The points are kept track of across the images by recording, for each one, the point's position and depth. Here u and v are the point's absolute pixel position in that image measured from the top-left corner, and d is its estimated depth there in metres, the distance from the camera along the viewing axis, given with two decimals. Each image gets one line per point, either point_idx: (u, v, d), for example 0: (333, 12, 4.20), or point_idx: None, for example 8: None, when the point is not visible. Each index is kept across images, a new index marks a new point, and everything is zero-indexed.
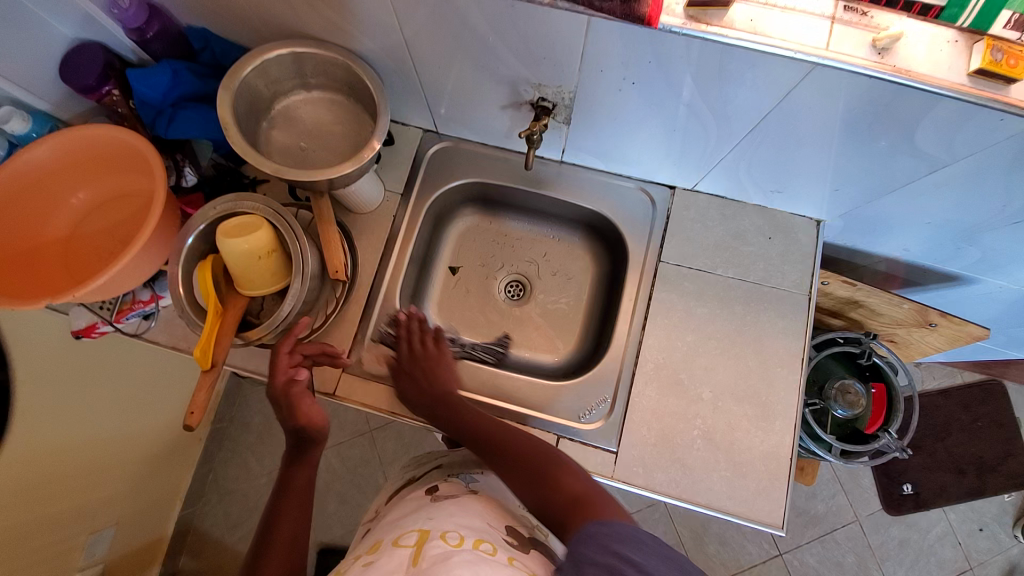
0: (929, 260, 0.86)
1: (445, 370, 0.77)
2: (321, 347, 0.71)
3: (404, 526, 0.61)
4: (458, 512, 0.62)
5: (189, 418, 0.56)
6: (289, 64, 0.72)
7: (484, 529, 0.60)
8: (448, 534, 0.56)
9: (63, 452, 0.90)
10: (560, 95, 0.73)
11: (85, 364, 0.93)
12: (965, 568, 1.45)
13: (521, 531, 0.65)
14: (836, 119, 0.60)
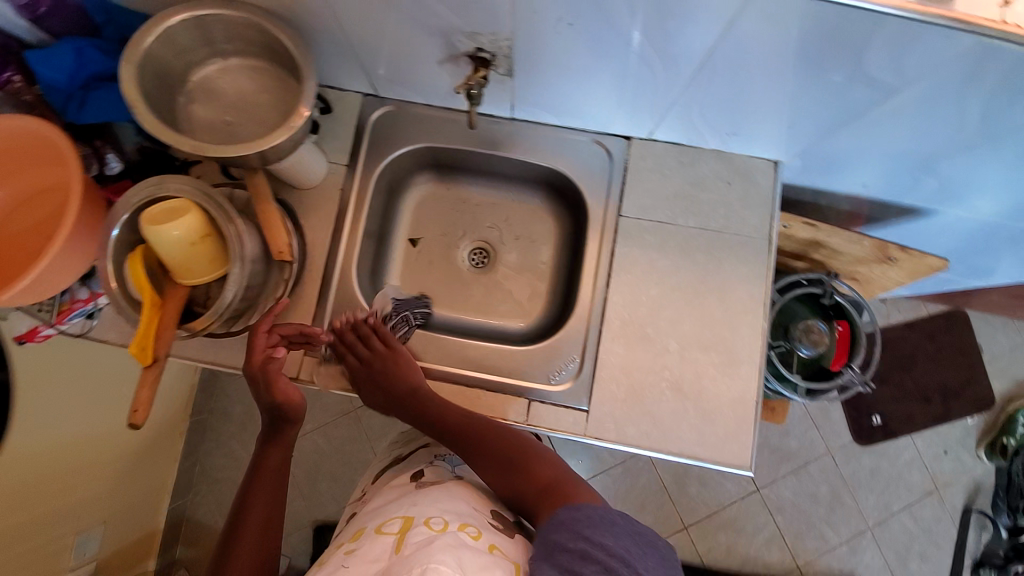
0: (889, 194, 0.85)
1: (395, 365, 0.78)
2: (297, 327, 0.72)
3: (388, 512, 0.64)
4: (443, 497, 0.65)
5: (132, 417, 0.58)
6: (195, 31, 0.65)
7: (467, 514, 0.62)
8: (431, 520, 0.59)
9: (53, 454, 0.97)
10: (497, 45, 0.66)
11: (62, 371, 0.98)
12: (932, 489, 1.55)
13: (506, 515, 0.67)
14: (782, 51, 0.56)
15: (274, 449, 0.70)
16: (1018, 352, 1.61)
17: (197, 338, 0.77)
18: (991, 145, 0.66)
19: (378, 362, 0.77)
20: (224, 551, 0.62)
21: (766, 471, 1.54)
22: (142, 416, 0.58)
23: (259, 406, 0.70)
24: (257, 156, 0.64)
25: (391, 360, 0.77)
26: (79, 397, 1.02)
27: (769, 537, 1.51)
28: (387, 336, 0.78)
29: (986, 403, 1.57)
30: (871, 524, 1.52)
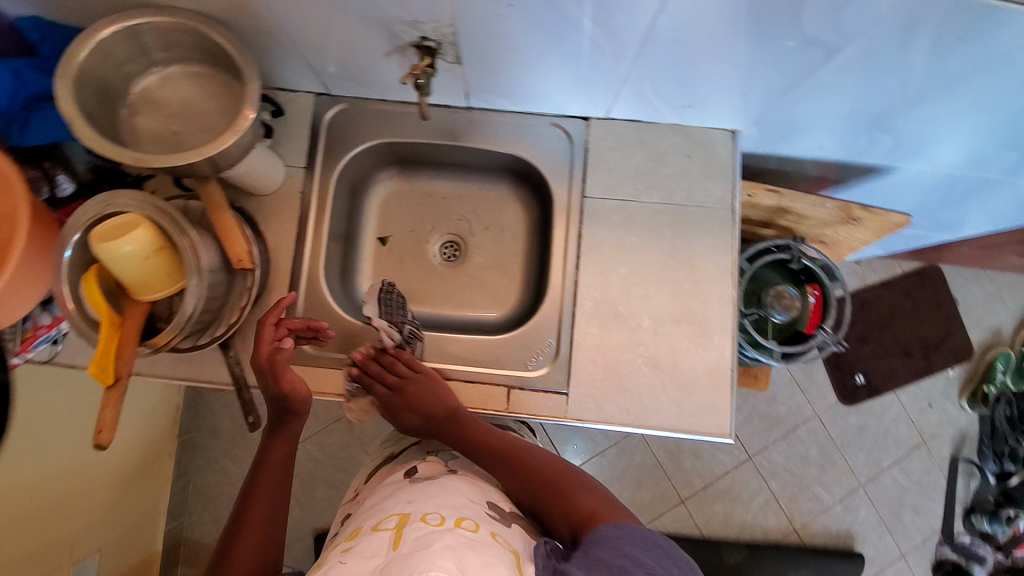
0: (850, 154, 0.86)
1: (422, 390, 0.75)
2: (305, 321, 0.74)
3: (385, 510, 0.59)
4: (439, 493, 0.61)
5: (97, 438, 0.57)
6: (129, 42, 0.63)
7: (465, 507, 0.59)
8: (428, 515, 0.55)
9: (41, 487, 0.96)
10: (440, 32, 0.64)
11: (40, 403, 0.96)
12: (919, 442, 1.58)
13: (501, 505, 0.64)
14: (722, 18, 0.56)
15: (280, 442, 0.69)
16: (992, 301, 1.65)
17: (168, 355, 0.76)
18: (938, 97, 0.67)
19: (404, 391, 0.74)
20: (223, 550, 0.62)
21: (757, 438, 1.57)
22: (107, 437, 0.58)
23: (266, 397, 0.70)
24: (206, 164, 0.63)
25: (418, 385, 0.74)
26: (61, 427, 1.00)
27: (765, 502, 1.54)
28: (411, 362, 0.76)
29: (965, 353, 1.61)
30: (863, 481, 1.56)
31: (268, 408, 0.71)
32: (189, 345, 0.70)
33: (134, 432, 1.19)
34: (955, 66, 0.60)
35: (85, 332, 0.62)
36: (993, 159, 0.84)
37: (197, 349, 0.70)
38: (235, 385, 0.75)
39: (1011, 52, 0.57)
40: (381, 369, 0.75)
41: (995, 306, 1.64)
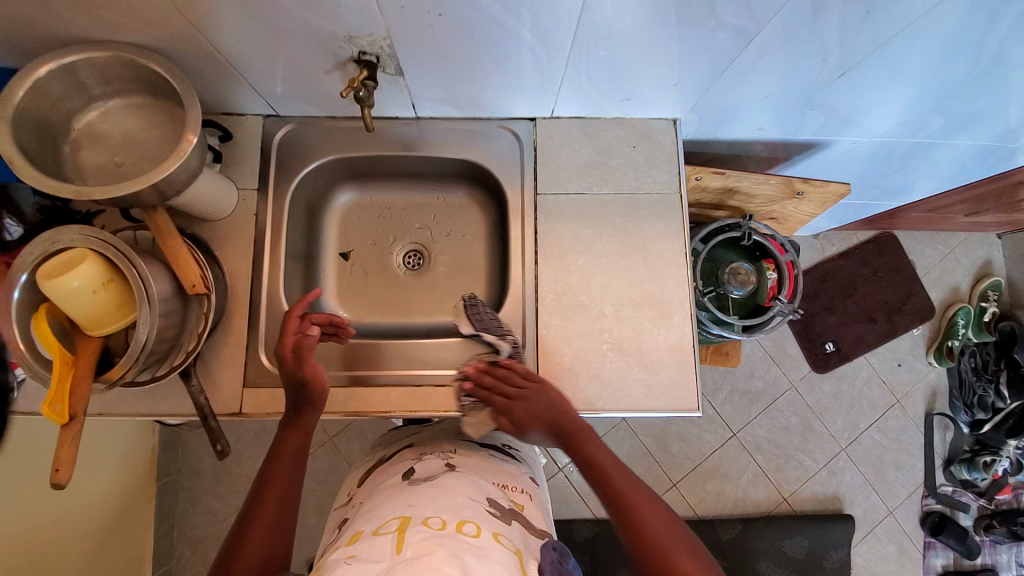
0: (787, 132, 0.90)
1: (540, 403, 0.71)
2: (328, 317, 0.78)
3: (384, 512, 0.53)
4: (439, 494, 0.55)
5: (56, 475, 0.56)
6: (66, 77, 0.62)
7: (468, 508, 0.53)
8: (429, 520, 0.50)
9: (17, 543, 0.93)
10: (377, 45, 0.65)
11: (12, 457, 0.94)
12: (894, 402, 1.64)
13: (501, 502, 0.59)
14: (641, 11, 0.58)
15: (294, 432, 0.68)
16: (946, 261, 1.72)
17: (133, 390, 0.75)
18: (859, 69, 0.70)
19: (518, 403, 0.71)
20: (233, 542, 0.59)
21: (740, 414, 1.61)
22: (65, 475, 0.57)
23: (286, 384, 0.70)
24: (152, 192, 0.63)
25: (537, 399, 0.71)
26: (32, 481, 0.98)
27: (753, 475, 1.58)
28: (527, 374, 0.74)
29: (928, 313, 1.67)
30: (844, 445, 1.61)
31: (286, 394, 0.71)
32: (147, 377, 0.69)
33: (114, 475, 1.18)
34: (870, 38, 0.63)
35: (39, 374, 0.61)
36: (921, 124, 0.88)
37: (155, 381, 0.69)
38: (201, 415, 0.72)
39: (918, 21, 0.60)
40: (498, 380, 0.73)
41: (950, 265, 1.72)
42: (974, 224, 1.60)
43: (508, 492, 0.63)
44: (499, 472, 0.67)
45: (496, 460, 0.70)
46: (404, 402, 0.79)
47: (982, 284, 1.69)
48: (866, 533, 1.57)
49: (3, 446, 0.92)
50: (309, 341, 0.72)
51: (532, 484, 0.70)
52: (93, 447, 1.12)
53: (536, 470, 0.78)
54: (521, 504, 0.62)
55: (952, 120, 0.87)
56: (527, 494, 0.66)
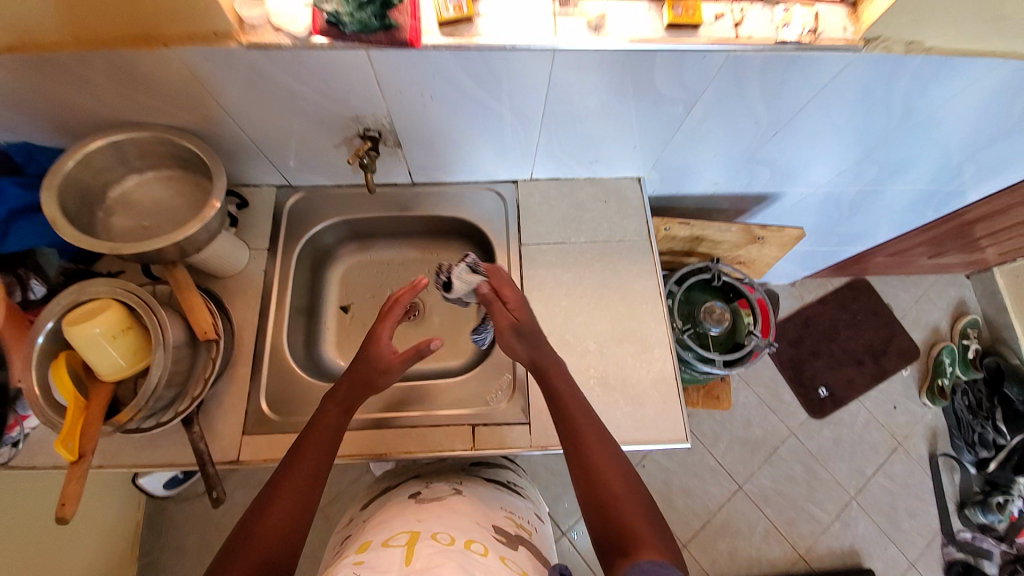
0: (740, 186, 1.02)
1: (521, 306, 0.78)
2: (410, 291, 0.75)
3: (395, 527, 0.57)
4: (447, 515, 0.59)
5: (61, 511, 0.58)
6: (112, 153, 0.73)
7: (474, 530, 0.56)
8: (438, 535, 0.53)
9: None
10: (380, 123, 0.76)
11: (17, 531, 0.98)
12: (896, 445, 1.63)
13: (507, 528, 0.61)
14: (598, 87, 0.70)
15: (334, 406, 0.70)
16: (921, 302, 1.80)
17: (133, 440, 0.77)
18: (788, 129, 0.83)
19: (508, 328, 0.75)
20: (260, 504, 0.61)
21: (743, 465, 1.58)
22: (71, 510, 0.59)
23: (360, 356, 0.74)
24: (174, 248, 0.70)
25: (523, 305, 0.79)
26: (32, 556, 1.01)
27: (765, 531, 1.52)
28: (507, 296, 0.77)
29: (912, 353, 1.72)
30: (853, 492, 1.57)
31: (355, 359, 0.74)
32: (150, 425, 0.72)
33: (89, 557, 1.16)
34: (790, 104, 0.76)
35: (50, 419, 0.64)
36: (858, 173, 1.01)
37: (157, 429, 0.72)
38: (198, 462, 0.74)
39: (824, 89, 0.74)
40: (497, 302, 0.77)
41: (924, 307, 1.80)
42: (939, 266, 1.70)
43: (516, 519, 0.65)
44: (504, 501, 0.69)
45: (503, 492, 0.72)
46: (399, 444, 0.81)
47: (960, 322, 1.75)
48: None
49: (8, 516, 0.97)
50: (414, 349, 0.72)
51: (537, 520, 0.71)
52: (88, 527, 1.16)
53: (541, 508, 0.79)
54: (529, 530, 0.65)
55: (885, 169, 1.00)
56: (534, 526, 0.68)
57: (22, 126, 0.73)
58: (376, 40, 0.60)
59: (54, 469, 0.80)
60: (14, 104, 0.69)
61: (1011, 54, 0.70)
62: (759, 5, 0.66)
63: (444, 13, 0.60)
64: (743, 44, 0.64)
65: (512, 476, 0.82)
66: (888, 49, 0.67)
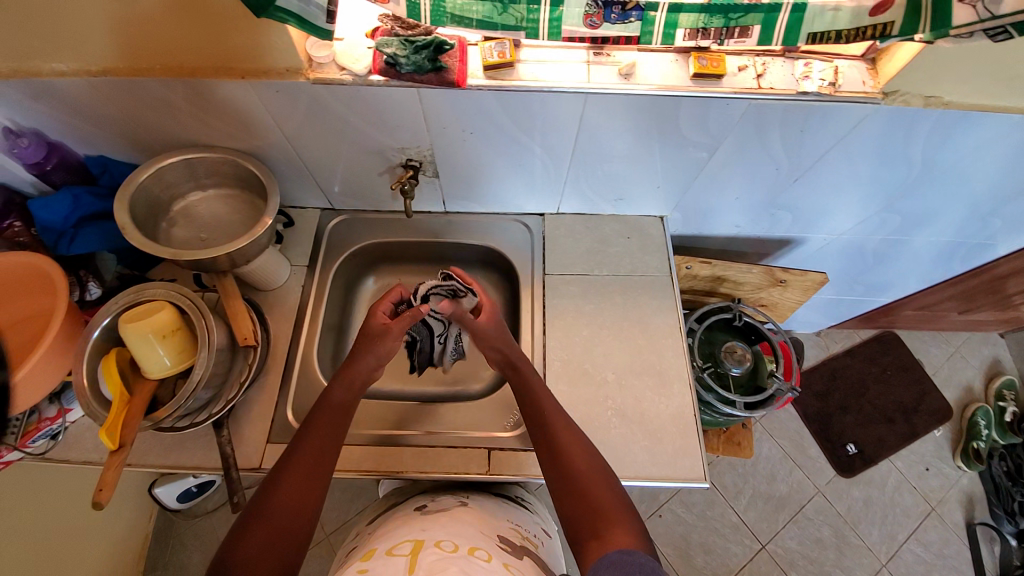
0: (761, 230, 1.04)
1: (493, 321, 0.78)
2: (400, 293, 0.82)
3: (397, 536, 0.59)
4: (451, 525, 0.61)
5: (97, 496, 0.61)
6: (183, 170, 0.80)
7: (477, 538, 0.59)
8: (442, 543, 0.56)
9: None
10: (422, 154, 0.82)
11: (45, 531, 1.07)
12: (929, 510, 1.53)
13: (513, 539, 0.64)
14: (626, 129, 0.75)
15: (338, 385, 0.73)
16: (953, 360, 1.74)
17: (161, 440, 0.80)
18: (809, 176, 0.86)
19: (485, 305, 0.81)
20: (270, 479, 0.64)
21: (767, 523, 1.50)
22: (106, 496, 0.62)
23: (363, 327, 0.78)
24: (225, 258, 0.76)
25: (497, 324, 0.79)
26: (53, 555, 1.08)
27: None
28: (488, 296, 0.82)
29: (945, 414, 1.65)
30: (885, 561, 1.46)
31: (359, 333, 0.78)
32: (186, 423, 0.75)
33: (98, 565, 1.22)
34: (810, 151, 0.80)
35: (95, 411, 0.68)
36: (881, 223, 1.03)
37: (193, 428, 0.75)
38: (225, 464, 0.76)
39: (843, 139, 0.77)
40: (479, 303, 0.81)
41: (957, 365, 1.74)
42: (970, 323, 1.66)
43: (523, 531, 0.69)
44: (511, 514, 0.73)
45: (510, 506, 0.76)
46: (415, 463, 0.81)
47: (995, 383, 1.68)
48: None
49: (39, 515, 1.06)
50: (409, 313, 0.75)
51: (543, 533, 0.74)
52: (102, 535, 1.24)
53: (549, 523, 0.81)
54: (536, 543, 0.68)
55: (907, 219, 1.01)
56: (540, 538, 0.71)
57: (107, 143, 0.82)
58: (427, 80, 0.67)
59: (84, 464, 0.84)
60: (105, 125, 0.78)
61: None
62: (781, 59, 0.71)
63: (488, 58, 0.66)
64: (764, 94, 0.68)
65: (519, 492, 0.86)
66: (907, 103, 0.70)
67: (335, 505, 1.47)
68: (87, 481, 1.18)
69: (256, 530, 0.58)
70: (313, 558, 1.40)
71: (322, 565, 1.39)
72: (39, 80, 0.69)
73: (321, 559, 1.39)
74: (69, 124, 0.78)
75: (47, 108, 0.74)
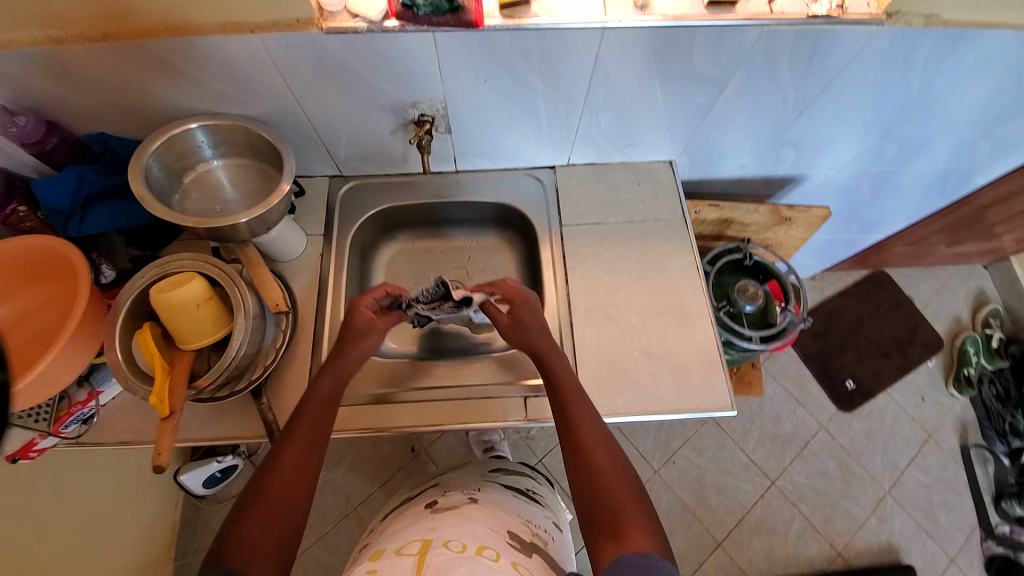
0: (766, 169, 1.06)
1: (525, 311, 0.80)
2: (386, 288, 0.83)
3: (407, 535, 0.64)
4: (460, 522, 0.65)
5: (157, 460, 0.62)
6: (192, 139, 0.78)
7: (486, 536, 0.62)
8: (450, 543, 0.60)
9: None
10: (434, 108, 0.81)
11: (69, 523, 1.06)
12: (926, 437, 1.61)
13: (522, 535, 0.67)
14: (640, 66, 0.75)
15: (325, 373, 0.73)
16: (941, 294, 1.81)
17: (197, 414, 0.80)
18: (814, 107, 0.88)
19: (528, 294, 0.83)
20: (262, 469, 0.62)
21: (775, 461, 1.57)
22: (166, 459, 0.62)
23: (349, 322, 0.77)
24: (245, 226, 0.75)
25: (525, 309, 0.80)
26: (79, 547, 1.08)
27: (801, 529, 1.49)
28: (519, 286, 0.83)
29: (936, 345, 1.72)
30: (888, 487, 1.54)
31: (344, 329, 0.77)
32: (225, 393, 0.76)
33: (129, 554, 1.23)
34: (819, 78, 0.81)
35: (133, 385, 0.68)
36: (879, 153, 1.05)
37: (233, 397, 0.76)
38: (268, 431, 0.77)
39: (846, 67, 0.79)
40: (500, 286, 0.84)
41: (945, 298, 1.81)
42: (957, 255, 1.73)
43: (533, 527, 0.73)
44: (520, 508, 0.77)
45: (518, 501, 0.80)
46: (453, 415, 0.84)
47: (982, 312, 1.76)
48: None
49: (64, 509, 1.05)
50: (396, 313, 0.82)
51: (553, 528, 0.78)
52: (131, 525, 1.25)
53: (559, 518, 0.86)
54: (545, 539, 0.71)
55: (904, 148, 1.04)
56: (550, 532, 0.75)
57: (106, 117, 0.79)
58: (445, 22, 0.66)
59: (119, 445, 0.83)
60: (103, 99, 0.75)
61: (1017, 25, 0.75)
62: None
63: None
64: (776, 19, 0.69)
65: (529, 484, 0.91)
66: (909, 23, 0.72)
67: (360, 478, 1.50)
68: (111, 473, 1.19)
69: (256, 512, 0.57)
70: (343, 531, 1.44)
71: (352, 537, 1.43)
72: (37, 50, 0.66)
73: (352, 530, 1.43)
74: (68, 100, 0.75)
75: (43, 82, 0.71)
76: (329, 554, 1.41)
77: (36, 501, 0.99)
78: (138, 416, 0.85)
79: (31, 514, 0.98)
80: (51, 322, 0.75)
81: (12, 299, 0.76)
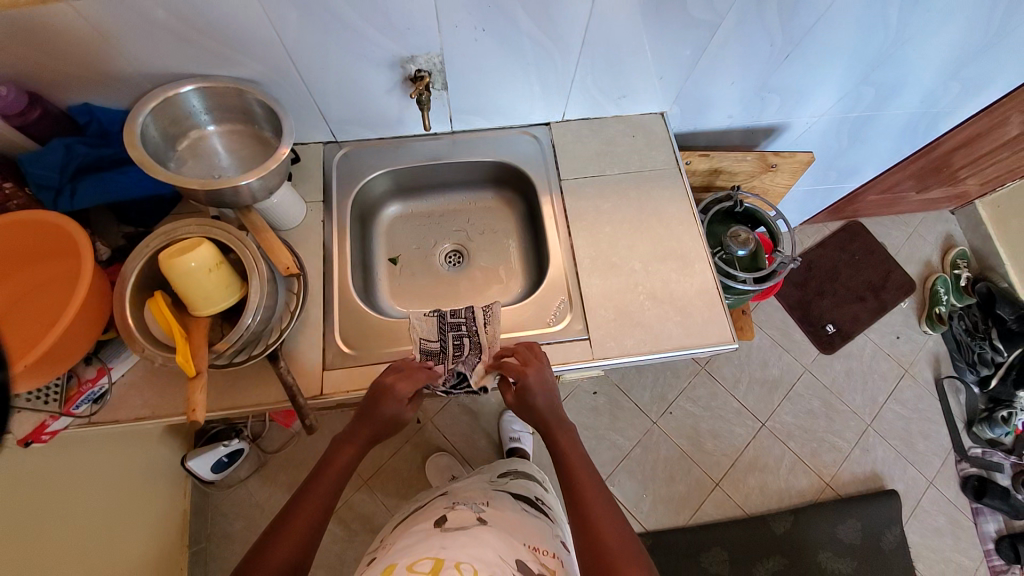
0: (751, 119, 1.10)
1: (536, 395, 0.77)
2: (400, 372, 0.77)
3: (416, 552, 0.67)
4: (471, 543, 0.68)
5: (193, 417, 0.68)
6: (184, 103, 0.77)
7: (495, 565, 0.65)
8: (461, 566, 0.63)
9: None
10: (431, 62, 0.81)
11: (80, 512, 1.05)
12: (903, 372, 1.72)
13: (530, 565, 0.69)
14: (634, 10, 0.76)
15: (343, 450, 0.73)
16: (913, 239, 1.90)
17: (214, 385, 0.80)
18: (799, 51, 0.90)
19: (533, 372, 0.78)
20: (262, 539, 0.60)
21: (764, 404, 1.65)
22: (200, 415, 0.69)
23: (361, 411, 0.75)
24: (246, 190, 0.74)
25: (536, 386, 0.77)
26: (93, 537, 1.08)
27: (792, 464, 1.58)
28: (522, 365, 0.77)
29: (910, 287, 1.81)
30: (869, 420, 1.65)
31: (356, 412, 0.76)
32: (243, 357, 0.75)
33: (142, 544, 1.22)
34: (804, 19, 0.83)
35: (151, 352, 0.68)
36: (858, 97, 1.09)
37: (251, 361, 0.76)
38: (289, 394, 0.77)
39: (830, 9, 0.82)
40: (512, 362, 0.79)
41: (917, 243, 1.90)
42: (926, 201, 1.81)
43: (539, 555, 0.73)
44: (530, 527, 0.80)
45: (529, 517, 0.83)
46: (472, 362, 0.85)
47: (950, 254, 1.86)
48: (913, 508, 1.57)
49: (76, 498, 1.05)
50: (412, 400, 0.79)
51: (561, 546, 0.80)
52: (143, 514, 1.24)
53: (565, 533, 0.88)
54: (553, 566, 0.73)
55: (880, 92, 1.08)
56: (558, 558, 0.75)
57: (89, 85, 0.76)
58: None
59: (135, 421, 0.82)
60: (84, 62, 0.72)
61: None
62: None
63: None
64: None
65: (537, 492, 0.95)
66: None
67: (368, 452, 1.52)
68: (119, 461, 1.18)
69: None
70: (357, 503, 1.46)
71: (366, 507, 1.46)
72: (14, 11, 0.63)
73: (365, 501, 1.46)
74: (46, 67, 0.72)
75: (19, 48, 0.68)
76: (345, 526, 1.44)
77: (46, 490, 0.98)
78: (151, 392, 0.84)
79: (42, 503, 0.97)
80: (53, 300, 0.73)
81: (13, 277, 0.73)
